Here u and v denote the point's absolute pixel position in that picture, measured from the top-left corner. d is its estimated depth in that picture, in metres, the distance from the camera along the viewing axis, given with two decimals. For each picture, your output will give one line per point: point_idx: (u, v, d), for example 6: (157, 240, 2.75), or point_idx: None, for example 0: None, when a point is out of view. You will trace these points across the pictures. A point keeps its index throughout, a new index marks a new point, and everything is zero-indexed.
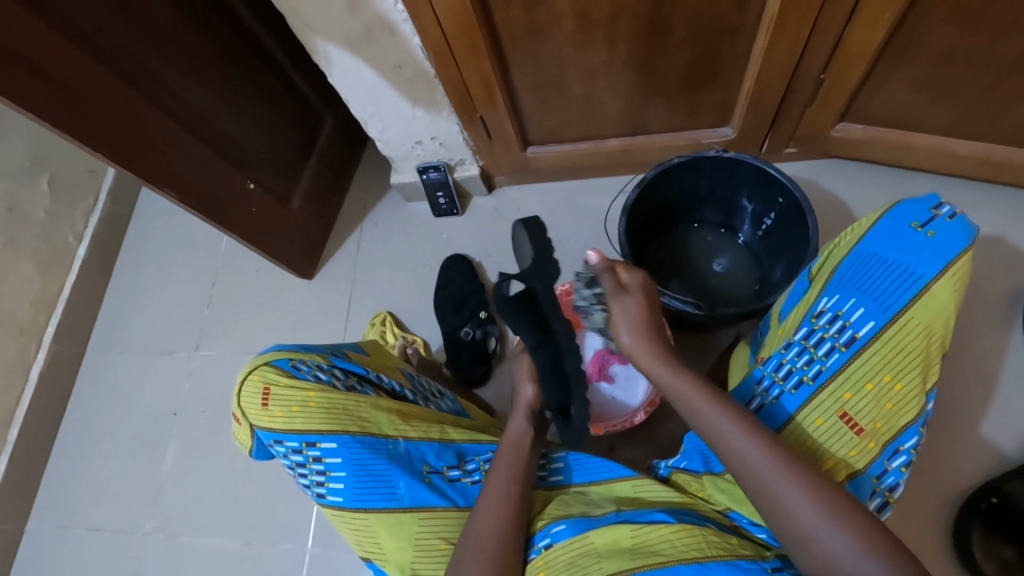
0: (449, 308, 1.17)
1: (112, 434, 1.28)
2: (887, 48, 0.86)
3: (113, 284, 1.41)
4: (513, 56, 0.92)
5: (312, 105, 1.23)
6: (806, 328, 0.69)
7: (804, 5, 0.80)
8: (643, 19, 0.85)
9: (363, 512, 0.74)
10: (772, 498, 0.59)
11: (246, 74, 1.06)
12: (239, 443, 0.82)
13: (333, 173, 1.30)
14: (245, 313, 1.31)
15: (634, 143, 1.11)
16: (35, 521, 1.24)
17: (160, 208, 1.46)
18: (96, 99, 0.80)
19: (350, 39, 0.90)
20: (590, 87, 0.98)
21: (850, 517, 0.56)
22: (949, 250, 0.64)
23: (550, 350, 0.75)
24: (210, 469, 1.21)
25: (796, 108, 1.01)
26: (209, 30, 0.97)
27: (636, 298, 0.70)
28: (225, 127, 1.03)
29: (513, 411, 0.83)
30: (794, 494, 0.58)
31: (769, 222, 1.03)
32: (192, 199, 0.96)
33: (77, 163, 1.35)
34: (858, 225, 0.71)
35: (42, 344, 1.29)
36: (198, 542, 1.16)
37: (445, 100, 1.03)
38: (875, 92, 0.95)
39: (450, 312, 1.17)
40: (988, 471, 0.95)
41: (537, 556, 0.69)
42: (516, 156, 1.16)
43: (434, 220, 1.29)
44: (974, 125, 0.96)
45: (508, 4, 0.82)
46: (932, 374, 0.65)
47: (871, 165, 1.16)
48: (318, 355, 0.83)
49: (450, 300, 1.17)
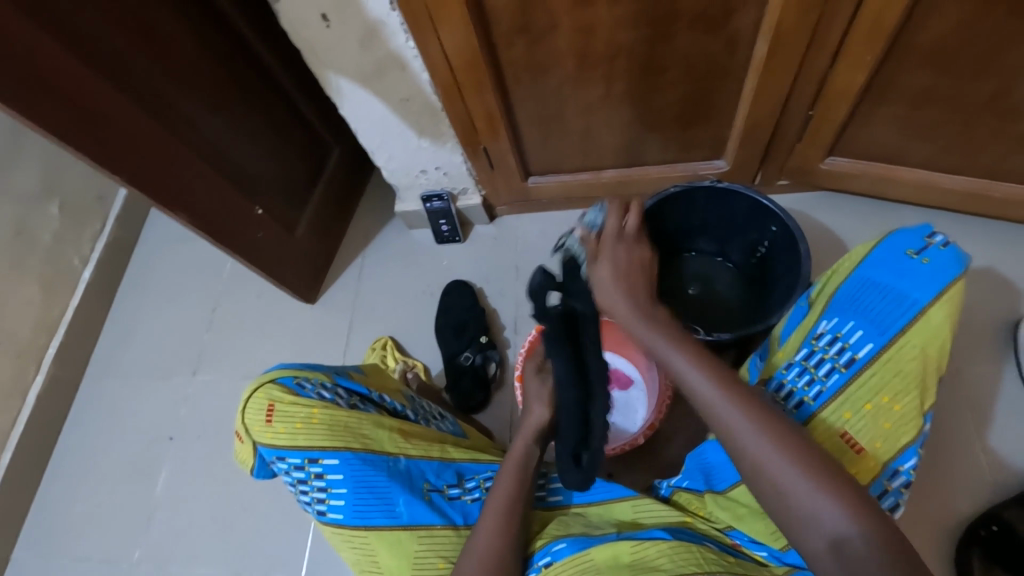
0: (448, 333, 1.18)
1: (105, 458, 1.27)
2: (869, 89, 0.91)
3: (115, 308, 1.42)
4: (516, 92, 0.96)
5: (321, 135, 1.28)
6: (807, 349, 0.71)
7: (789, 49, 0.85)
8: (639, 59, 0.90)
9: (362, 529, 0.74)
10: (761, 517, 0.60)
11: (259, 106, 1.11)
12: (241, 461, 0.82)
13: (339, 202, 1.34)
14: (246, 338, 1.32)
15: (631, 174, 1.15)
16: (21, 549, 1.21)
17: (165, 234, 1.49)
18: (117, 124, 0.84)
19: (362, 73, 0.94)
20: (589, 122, 1.03)
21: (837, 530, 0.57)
22: (942, 277, 0.67)
23: (579, 395, 0.75)
24: (203, 495, 1.19)
25: (785, 144, 1.06)
26: (226, 64, 1.02)
27: (607, 266, 0.72)
28: (236, 154, 1.07)
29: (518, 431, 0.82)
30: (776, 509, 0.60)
31: (762, 250, 1.07)
32: (203, 223, 0.99)
33: (88, 190, 1.38)
34: (854, 252, 0.74)
35: (42, 366, 1.29)
36: (188, 571, 1.13)
37: (449, 132, 1.07)
38: (859, 129, 1.00)
39: (451, 337, 1.18)
40: (983, 500, 0.95)
41: (536, 574, 0.68)
42: (516, 186, 1.20)
43: (436, 247, 1.32)
44: (954, 160, 1.01)
45: (512, 43, 0.87)
46: (929, 396, 0.66)
47: (860, 199, 1.20)
48: (322, 373, 0.85)
49: (447, 324, 1.19)
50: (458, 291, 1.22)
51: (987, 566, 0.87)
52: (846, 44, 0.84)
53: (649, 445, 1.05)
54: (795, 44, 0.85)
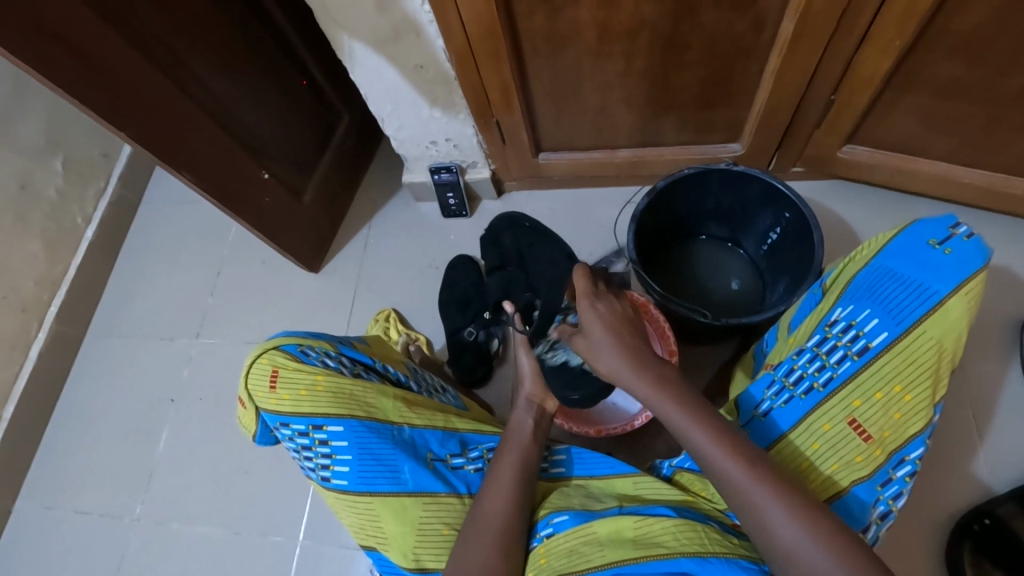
0: (488, 242, 1.15)
1: (106, 417, 1.27)
2: (895, 77, 0.89)
3: (118, 268, 1.41)
4: (533, 63, 0.94)
5: (330, 100, 1.25)
6: (819, 336, 0.70)
7: (817, 30, 0.83)
8: (661, 35, 0.87)
9: (366, 495, 0.75)
10: (759, 502, 0.60)
11: (269, 67, 1.08)
12: (244, 426, 0.82)
13: (346, 171, 1.32)
14: (249, 304, 1.31)
15: (644, 155, 1.13)
16: (22, 501, 1.22)
17: (170, 195, 1.47)
18: (124, 80, 0.82)
19: (376, 37, 0.92)
20: (606, 98, 1.00)
21: (823, 518, 0.58)
22: (964, 269, 0.65)
23: (476, 341, 1.15)
24: (205, 457, 1.20)
25: (805, 129, 1.04)
26: (236, 23, 0.99)
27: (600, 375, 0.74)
28: (244, 115, 1.05)
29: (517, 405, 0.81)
30: (773, 493, 0.60)
31: (774, 236, 1.05)
32: (209, 184, 0.97)
33: (92, 147, 1.35)
34: (873, 241, 0.72)
35: (44, 323, 1.29)
36: (186, 531, 1.15)
37: (462, 102, 1.04)
38: (881, 118, 0.98)
39: (487, 249, 1.15)
40: (978, 494, 0.96)
41: (538, 544, 0.70)
42: (528, 162, 1.18)
43: (443, 221, 1.31)
44: (976, 155, 0.99)
45: (531, 12, 0.84)
46: (942, 387, 0.66)
47: (874, 190, 1.19)
48: (326, 342, 0.84)
49: (496, 233, 1.15)
50: (533, 232, 1.11)
51: (976, 559, 0.89)
52: (876, 28, 0.82)
53: (649, 428, 1.06)
54: (823, 26, 0.82)
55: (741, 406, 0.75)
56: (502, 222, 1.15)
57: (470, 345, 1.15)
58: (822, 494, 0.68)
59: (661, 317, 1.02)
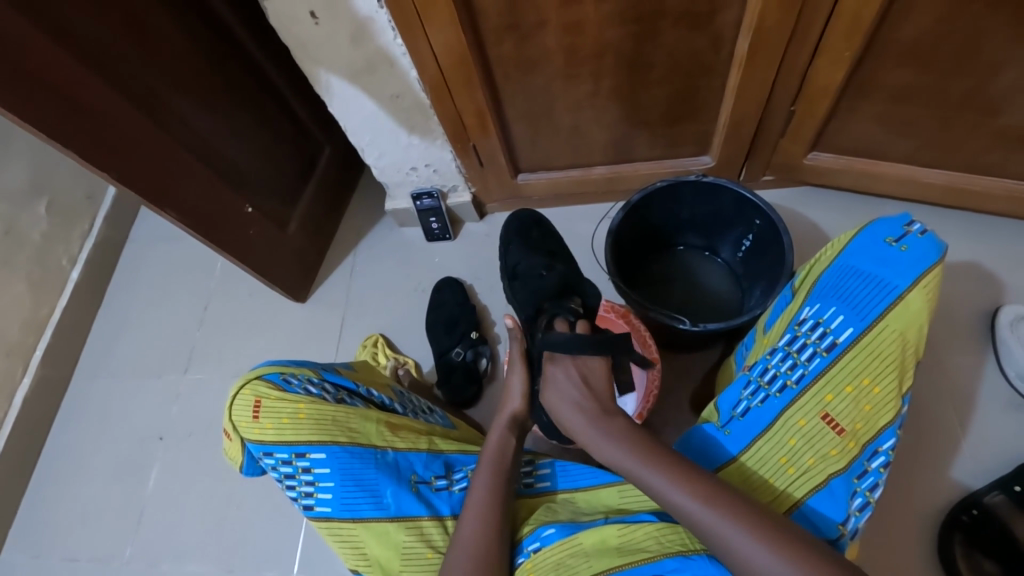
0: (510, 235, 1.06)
1: (94, 458, 1.26)
2: (850, 85, 0.93)
3: (103, 307, 1.41)
4: (505, 88, 0.97)
5: (311, 132, 1.28)
6: (790, 335, 0.73)
7: (770, 46, 0.87)
8: (625, 56, 0.91)
9: (350, 521, 0.75)
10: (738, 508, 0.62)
11: (249, 103, 1.11)
12: (229, 459, 0.82)
13: (329, 201, 1.34)
14: (237, 337, 1.32)
15: (618, 171, 1.16)
16: (9, 551, 1.20)
17: (156, 232, 1.48)
18: (107, 122, 0.84)
19: (351, 70, 0.95)
20: (577, 119, 1.04)
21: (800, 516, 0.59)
22: (921, 263, 0.69)
23: (465, 358, 1.17)
24: (195, 495, 1.18)
25: (770, 139, 1.07)
26: (216, 63, 1.02)
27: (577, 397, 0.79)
28: (226, 151, 1.07)
29: (491, 426, 0.84)
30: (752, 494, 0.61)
31: (748, 243, 1.08)
32: (191, 220, 0.99)
33: (77, 189, 1.38)
34: (835, 242, 0.76)
35: (30, 366, 1.28)
36: (178, 571, 1.13)
37: (439, 129, 1.08)
38: (841, 125, 1.02)
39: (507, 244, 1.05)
40: (965, 485, 0.97)
41: (525, 560, 0.69)
42: (506, 183, 1.21)
43: (427, 245, 1.33)
44: (934, 155, 1.03)
45: (500, 40, 0.88)
46: (909, 378, 0.69)
47: (843, 194, 1.23)
48: (309, 368, 0.85)
49: (519, 231, 1.06)
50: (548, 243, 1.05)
51: (967, 550, 0.90)
52: (827, 40, 0.86)
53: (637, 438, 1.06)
54: (777, 41, 0.86)
55: (719, 408, 0.75)
56: (519, 221, 1.07)
57: (458, 364, 1.17)
58: (780, 507, 0.70)
59: (642, 326, 1.04)
